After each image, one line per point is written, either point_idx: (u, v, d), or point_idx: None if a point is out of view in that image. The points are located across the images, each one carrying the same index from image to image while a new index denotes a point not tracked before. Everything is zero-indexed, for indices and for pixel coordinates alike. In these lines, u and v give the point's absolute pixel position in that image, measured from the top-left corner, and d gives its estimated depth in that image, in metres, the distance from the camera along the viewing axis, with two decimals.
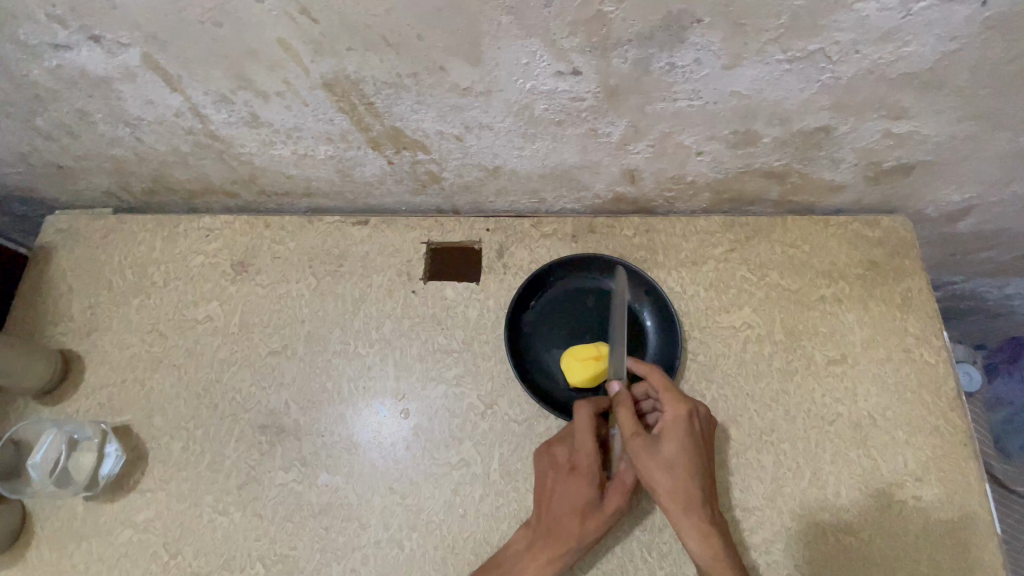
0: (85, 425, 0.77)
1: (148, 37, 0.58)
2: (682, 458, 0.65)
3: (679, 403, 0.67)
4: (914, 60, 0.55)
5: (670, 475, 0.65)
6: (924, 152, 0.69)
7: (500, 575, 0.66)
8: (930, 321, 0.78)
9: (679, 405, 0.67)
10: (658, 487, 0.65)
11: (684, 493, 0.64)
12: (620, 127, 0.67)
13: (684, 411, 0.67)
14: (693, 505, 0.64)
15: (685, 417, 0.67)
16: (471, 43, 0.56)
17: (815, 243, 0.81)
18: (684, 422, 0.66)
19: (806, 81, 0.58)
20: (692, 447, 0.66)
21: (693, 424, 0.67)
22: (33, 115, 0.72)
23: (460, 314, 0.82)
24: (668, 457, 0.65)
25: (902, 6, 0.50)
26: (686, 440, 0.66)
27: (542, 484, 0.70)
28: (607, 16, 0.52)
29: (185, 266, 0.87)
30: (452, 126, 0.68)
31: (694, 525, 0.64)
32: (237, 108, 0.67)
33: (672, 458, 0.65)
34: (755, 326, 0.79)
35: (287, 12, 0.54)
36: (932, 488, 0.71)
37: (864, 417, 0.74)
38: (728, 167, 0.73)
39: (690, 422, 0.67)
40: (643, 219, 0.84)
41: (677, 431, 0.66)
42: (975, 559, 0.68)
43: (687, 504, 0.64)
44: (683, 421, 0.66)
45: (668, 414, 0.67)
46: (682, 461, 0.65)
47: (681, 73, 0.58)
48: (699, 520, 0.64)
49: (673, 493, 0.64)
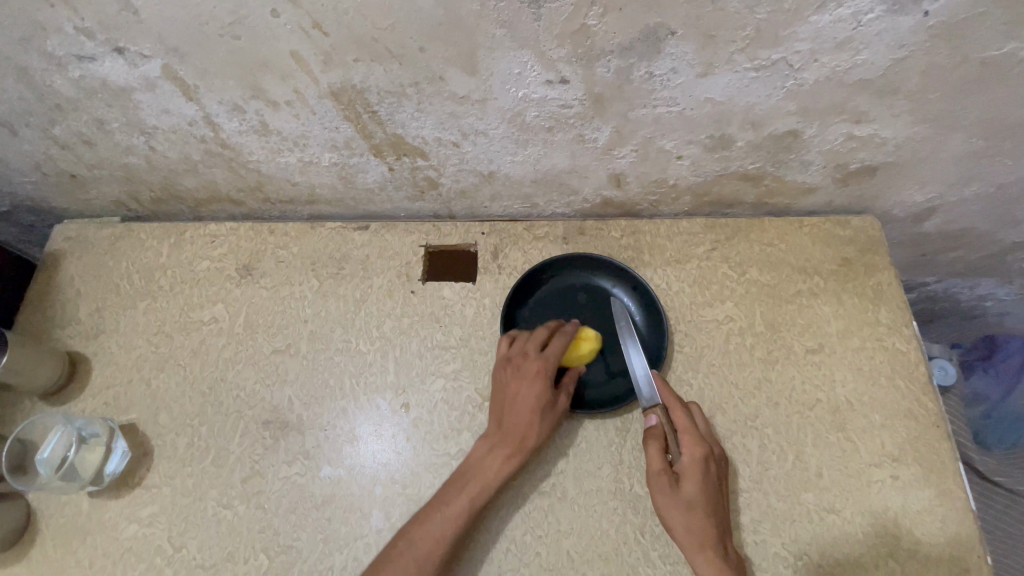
0: (93, 421, 0.79)
1: (170, 50, 0.63)
2: (702, 497, 0.67)
3: (698, 444, 0.69)
4: (868, 68, 0.62)
5: (691, 514, 0.66)
6: (885, 154, 0.75)
7: (467, 480, 0.70)
8: (901, 313, 0.83)
9: (698, 446, 0.69)
10: (678, 526, 0.66)
11: (706, 533, 0.65)
12: (605, 133, 0.72)
13: (702, 451, 0.69)
14: (712, 545, 0.65)
15: (704, 458, 0.69)
16: (469, 55, 0.62)
17: (791, 241, 0.87)
18: (703, 463, 0.68)
19: (772, 88, 0.64)
20: (710, 486, 0.68)
21: (711, 465, 0.69)
22: (52, 125, 0.76)
23: (458, 312, 0.85)
24: (688, 497, 0.67)
25: (852, 18, 0.56)
26: (707, 481, 0.68)
27: (504, 391, 0.74)
28: (591, 29, 0.58)
29: (191, 271, 0.90)
30: (450, 133, 0.73)
31: (713, 563, 0.65)
32: (249, 116, 0.72)
33: (693, 497, 0.67)
34: (737, 319, 0.84)
35: (301, 26, 0.59)
36: (908, 468, 0.75)
37: (842, 403, 0.78)
38: (707, 170, 0.79)
39: (708, 463, 0.69)
40: (629, 222, 0.89)
41: (697, 471, 0.68)
42: (952, 534, 0.71)
43: (705, 541, 0.65)
44: (702, 461, 0.68)
45: (688, 454, 0.69)
46: (702, 501, 0.67)
47: (659, 81, 0.64)
48: (714, 559, 0.65)
49: (693, 532, 0.66)
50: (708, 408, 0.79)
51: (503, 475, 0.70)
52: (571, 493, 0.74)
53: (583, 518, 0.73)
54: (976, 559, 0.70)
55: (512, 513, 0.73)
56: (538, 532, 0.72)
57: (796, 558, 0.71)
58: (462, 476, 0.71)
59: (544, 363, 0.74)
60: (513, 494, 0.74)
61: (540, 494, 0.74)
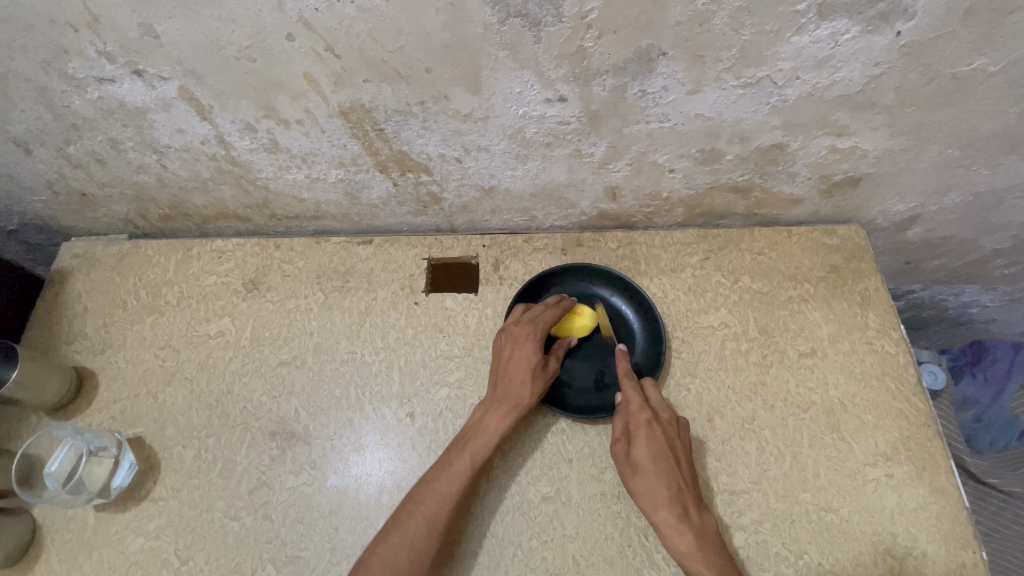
0: (101, 434, 0.80)
1: (187, 72, 0.66)
2: (649, 459, 0.71)
3: (641, 409, 0.75)
4: (847, 84, 0.66)
5: (642, 476, 0.70)
6: (867, 165, 0.79)
7: (465, 439, 0.74)
8: (888, 316, 0.86)
9: (642, 411, 0.75)
10: (634, 489, 0.71)
11: (657, 493, 0.69)
12: (601, 147, 0.76)
13: (645, 416, 0.74)
14: (666, 505, 0.68)
15: (649, 422, 0.73)
16: (473, 75, 0.65)
17: (781, 249, 0.90)
18: (649, 427, 0.73)
19: (758, 103, 0.68)
20: (659, 448, 0.72)
21: (659, 428, 0.73)
22: (66, 144, 0.79)
23: (460, 322, 0.88)
24: (637, 460, 0.71)
25: (830, 38, 0.60)
26: (656, 443, 0.72)
27: (500, 355, 0.79)
28: (587, 50, 0.62)
29: (197, 285, 0.92)
30: (453, 149, 0.77)
31: (669, 523, 0.68)
32: (260, 135, 0.75)
33: (640, 460, 0.71)
34: (731, 325, 0.86)
35: (313, 48, 0.63)
36: (902, 466, 0.77)
37: (836, 404, 0.81)
38: (699, 182, 0.82)
39: (655, 426, 0.73)
40: (625, 233, 0.93)
41: (643, 435, 0.72)
42: (947, 530, 0.73)
43: (658, 501, 0.69)
44: (648, 425, 0.73)
45: (634, 421, 0.74)
46: (650, 463, 0.70)
47: (651, 98, 0.68)
48: (671, 518, 0.68)
49: (646, 494, 0.69)
50: (706, 412, 0.81)
51: (503, 431, 0.74)
52: (575, 497, 0.75)
53: (587, 522, 0.74)
54: (971, 554, 0.71)
55: (517, 517, 0.74)
56: (544, 536, 0.73)
57: (797, 558, 0.72)
58: (463, 438, 0.74)
59: (534, 328, 0.79)
60: (518, 499, 0.75)
61: (544, 498, 0.75)
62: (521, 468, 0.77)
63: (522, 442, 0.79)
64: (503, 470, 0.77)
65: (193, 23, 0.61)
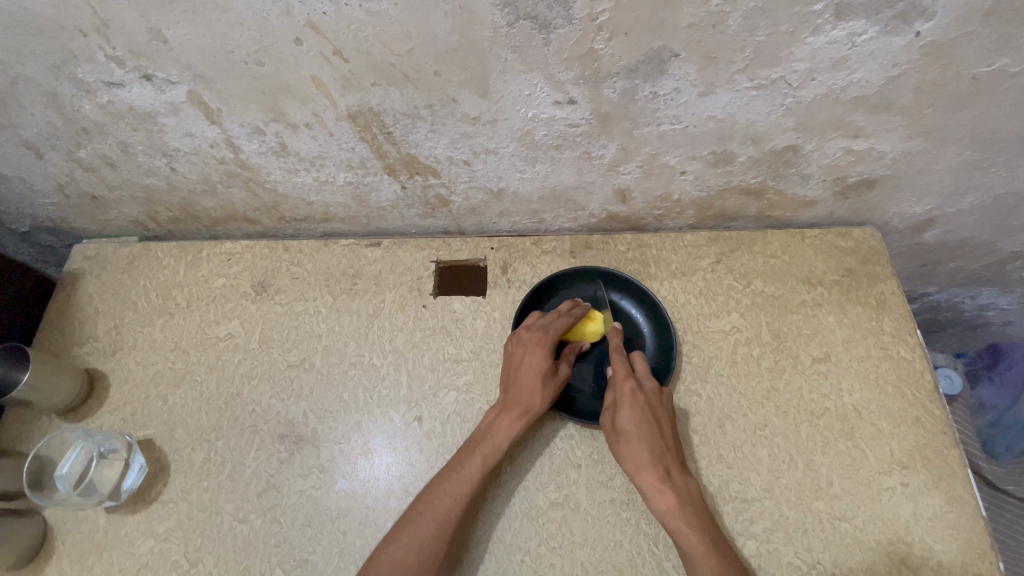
0: (113, 436, 0.81)
1: (196, 76, 0.66)
2: (633, 425, 0.70)
3: (625, 378, 0.74)
4: (863, 85, 0.64)
5: (625, 442, 0.70)
6: (883, 167, 0.77)
7: (475, 444, 0.73)
8: (905, 321, 0.84)
9: (627, 380, 0.74)
10: (619, 454, 0.70)
11: (641, 457, 0.69)
12: (611, 150, 0.75)
13: (630, 384, 0.74)
14: (649, 467, 0.68)
15: (633, 390, 0.73)
16: (481, 78, 0.65)
17: (794, 253, 0.89)
18: (633, 394, 0.73)
19: (772, 105, 0.67)
20: (643, 414, 0.71)
21: (642, 395, 0.73)
22: (77, 148, 0.79)
23: (468, 326, 0.87)
24: (621, 426, 0.71)
25: (846, 39, 0.59)
26: (639, 410, 0.72)
27: (510, 362, 0.78)
28: (598, 52, 0.61)
29: (207, 287, 0.92)
30: (462, 152, 0.76)
31: (652, 484, 0.67)
32: (268, 139, 0.75)
33: (625, 427, 0.71)
34: (743, 330, 0.85)
35: (321, 52, 0.63)
36: (918, 475, 0.75)
37: (850, 410, 0.80)
38: (710, 184, 0.81)
39: (638, 394, 0.73)
40: (635, 235, 0.91)
41: (627, 402, 0.72)
42: (964, 541, 0.72)
43: (641, 465, 0.68)
44: (631, 394, 0.73)
45: (618, 390, 0.74)
46: (635, 429, 0.70)
47: (662, 100, 0.67)
48: (654, 481, 0.67)
49: (630, 458, 0.69)
50: (717, 418, 0.80)
51: (513, 435, 0.73)
52: (584, 503, 0.75)
53: (596, 529, 0.73)
54: (988, 565, 0.70)
55: (526, 523, 0.74)
56: (552, 542, 0.73)
57: (809, 567, 0.71)
58: (474, 440, 0.74)
59: (543, 335, 0.78)
60: (526, 504, 0.75)
61: (552, 504, 0.75)
62: (529, 473, 0.77)
63: (531, 448, 0.78)
64: (511, 475, 0.76)
65: (202, 28, 0.60)
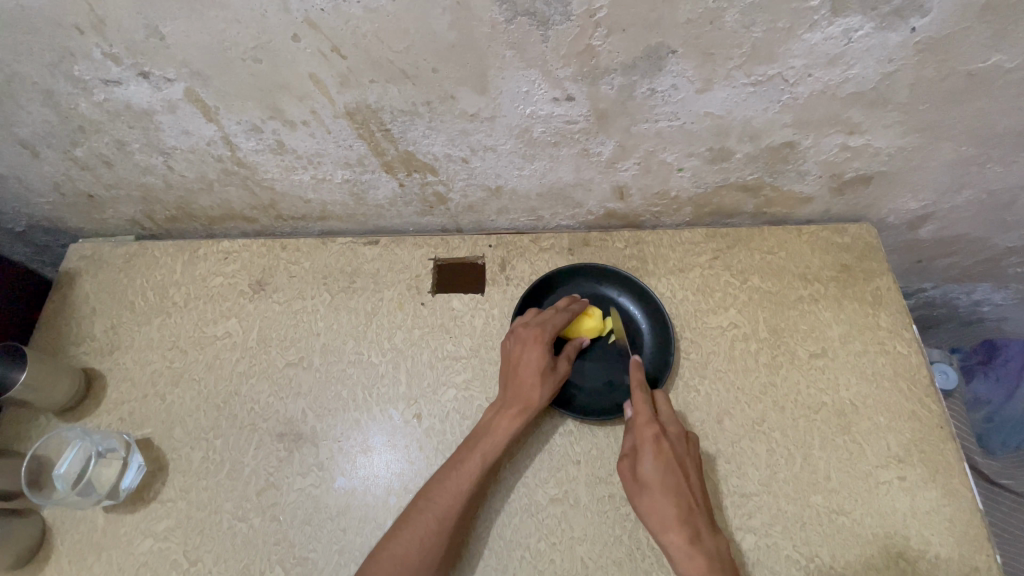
0: (110, 436, 0.80)
1: (193, 73, 0.66)
2: (658, 478, 0.69)
3: (649, 425, 0.73)
4: (859, 81, 0.65)
5: (649, 495, 0.68)
6: (879, 163, 0.77)
7: (475, 440, 0.74)
8: (900, 316, 0.85)
9: (649, 427, 0.72)
10: (641, 508, 0.69)
11: (667, 515, 0.67)
12: (609, 146, 0.75)
13: (652, 431, 0.72)
14: (675, 526, 0.66)
15: (657, 438, 0.72)
16: (479, 74, 0.65)
17: (790, 249, 0.89)
18: (657, 443, 0.71)
19: (769, 101, 0.67)
20: (667, 465, 0.70)
21: (667, 444, 0.71)
22: (73, 146, 0.79)
23: (467, 323, 0.87)
24: (644, 478, 0.69)
25: (843, 35, 0.59)
26: (663, 461, 0.70)
27: (508, 359, 0.78)
28: (596, 49, 0.61)
29: (204, 286, 0.92)
30: (460, 149, 0.76)
31: (678, 544, 0.65)
32: (266, 136, 0.75)
33: (647, 478, 0.69)
34: (740, 326, 0.85)
35: (319, 49, 0.62)
36: (915, 468, 0.76)
37: (847, 405, 0.80)
38: (708, 181, 0.82)
39: (662, 442, 0.71)
40: (633, 232, 0.92)
41: (650, 452, 0.70)
42: (961, 533, 0.72)
43: (666, 522, 0.67)
44: (654, 442, 0.71)
45: (640, 437, 0.72)
46: (659, 482, 0.69)
47: (660, 97, 0.67)
48: (680, 540, 0.65)
49: (654, 515, 0.67)
50: (716, 413, 0.80)
51: (513, 432, 0.73)
52: (584, 499, 0.75)
53: (596, 525, 0.74)
54: (985, 557, 0.71)
55: (525, 519, 0.74)
56: (552, 539, 0.73)
57: (808, 561, 0.71)
58: (474, 437, 0.74)
59: (540, 331, 0.78)
60: (526, 501, 0.75)
61: (552, 500, 0.75)
62: (529, 469, 0.77)
63: (530, 444, 0.78)
64: (511, 472, 0.77)
65: (199, 25, 0.60)
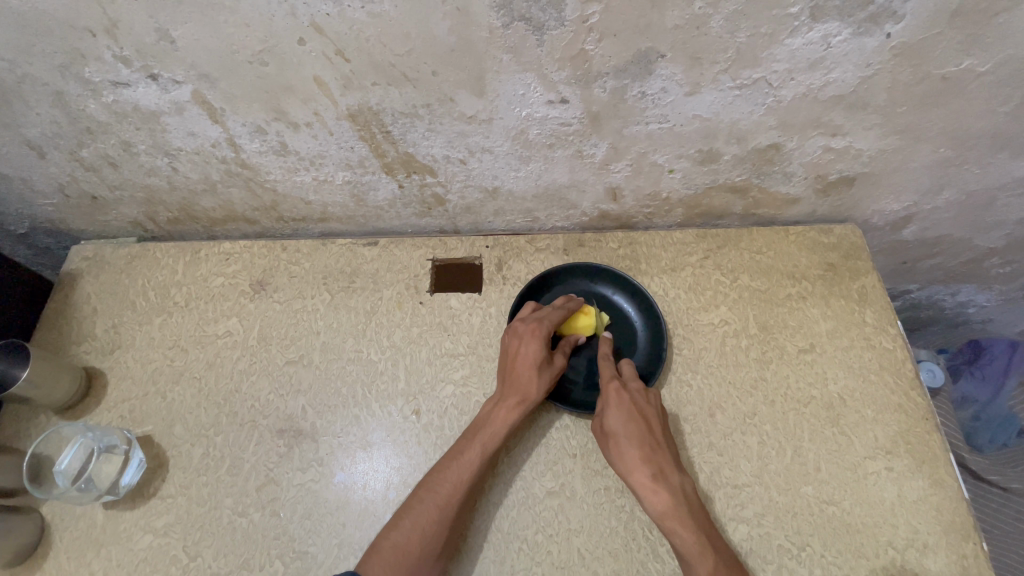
0: (112, 432, 0.81)
1: (201, 75, 0.68)
2: (621, 426, 0.72)
3: (610, 380, 0.77)
4: (840, 85, 0.68)
5: (614, 444, 0.72)
6: (861, 165, 0.80)
7: (474, 432, 0.75)
8: (885, 313, 0.87)
9: (611, 380, 0.77)
10: (610, 457, 0.72)
11: (632, 458, 0.70)
12: (602, 148, 0.78)
13: (615, 384, 0.76)
14: (640, 466, 0.69)
15: (618, 390, 0.76)
16: (477, 77, 0.67)
17: (778, 248, 0.92)
18: (619, 395, 0.75)
19: (754, 104, 0.71)
20: (630, 415, 0.73)
21: (627, 395, 0.75)
22: (79, 148, 0.81)
23: (465, 321, 0.89)
24: (609, 428, 0.73)
25: (822, 40, 0.62)
26: (626, 410, 0.74)
27: (507, 352, 0.80)
28: (589, 53, 0.64)
29: (206, 286, 0.93)
30: (458, 151, 0.79)
31: (644, 483, 0.68)
32: (269, 138, 0.77)
33: (612, 428, 0.73)
34: (731, 323, 0.88)
35: (324, 53, 0.65)
36: (902, 459, 0.78)
37: (835, 398, 0.82)
38: (698, 182, 0.84)
39: (623, 393, 0.75)
40: (625, 233, 0.94)
41: (613, 403, 0.74)
42: (947, 521, 0.74)
43: (631, 464, 0.70)
44: (616, 394, 0.75)
45: (605, 392, 0.76)
46: (623, 429, 0.72)
47: (650, 99, 0.70)
48: (646, 480, 0.68)
49: (621, 460, 0.71)
50: (708, 407, 0.82)
51: (511, 424, 0.75)
52: (580, 491, 0.76)
53: (592, 517, 0.75)
54: (971, 545, 0.72)
55: (523, 511, 0.75)
56: (549, 530, 0.74)
57: (800, 549, 0.73)
58: (473, 430, 0.75)
59: (538, 324, 0.80)
60: (523, 493, 0.76)
61: (549, 492, 0.76)
62: (525, 462, 0.78)
63: (528, 439, 0.80)
64: (508, 465, 0.78)
65: (208, 28, 0.63)
